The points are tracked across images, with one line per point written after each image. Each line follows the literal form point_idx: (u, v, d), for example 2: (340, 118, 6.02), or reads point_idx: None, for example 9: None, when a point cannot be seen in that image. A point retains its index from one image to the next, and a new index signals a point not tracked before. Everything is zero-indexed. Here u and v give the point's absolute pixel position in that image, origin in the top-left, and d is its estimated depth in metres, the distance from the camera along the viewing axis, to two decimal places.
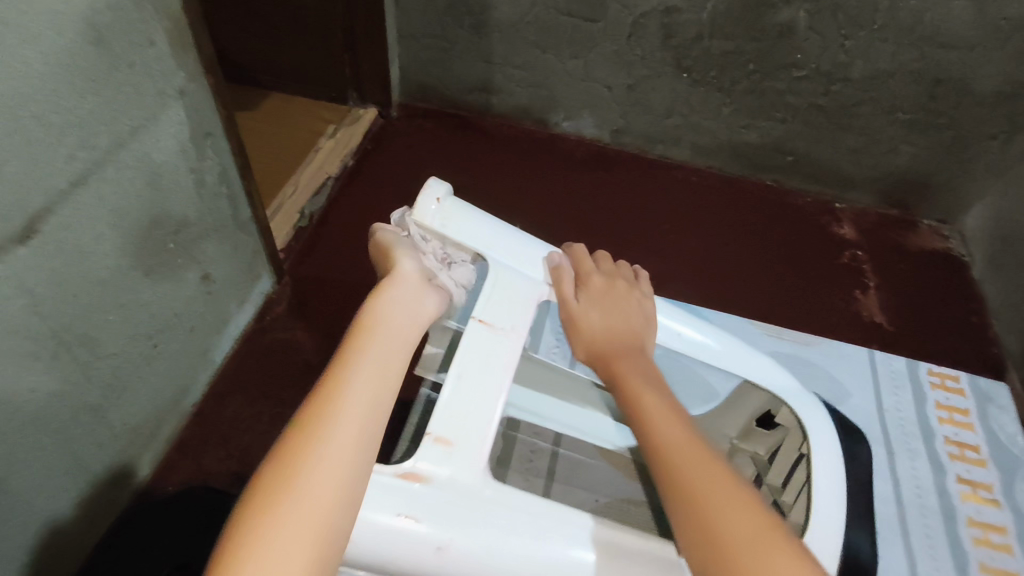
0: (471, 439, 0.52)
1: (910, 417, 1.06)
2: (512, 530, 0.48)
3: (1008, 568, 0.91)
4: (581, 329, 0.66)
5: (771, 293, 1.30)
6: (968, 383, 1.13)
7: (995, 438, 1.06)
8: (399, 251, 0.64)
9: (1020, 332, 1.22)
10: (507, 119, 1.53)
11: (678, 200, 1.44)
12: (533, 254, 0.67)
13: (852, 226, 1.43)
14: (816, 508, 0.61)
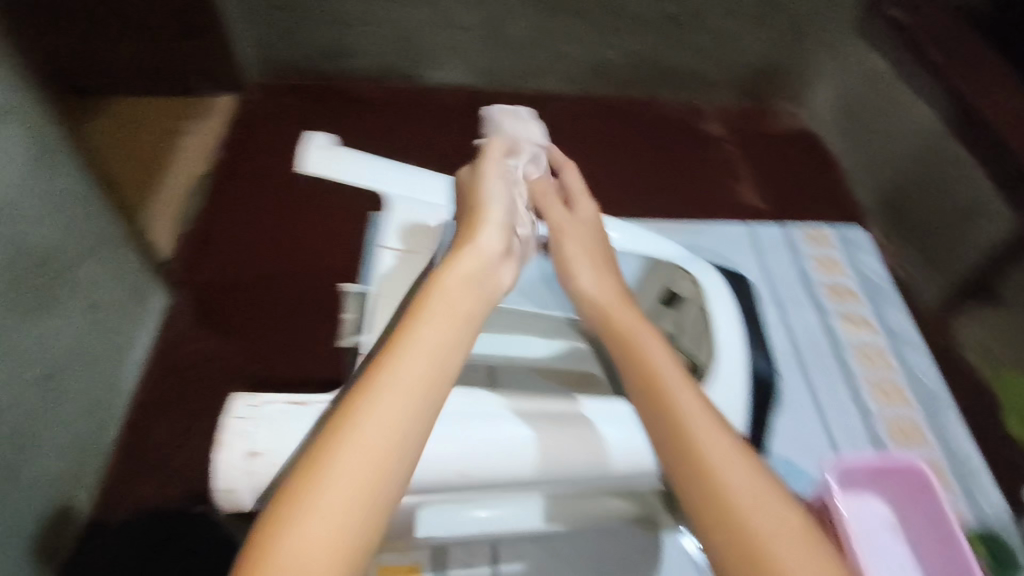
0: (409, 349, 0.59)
1: (791, 274, 1.09)
2: (462, 424, 0.54)
3: (892, 381, 0.99)
4: (582, 273, 0.67)
5: (659, 199, 1.38)
6: (836, 234, 1.17)
7: (861, 273, 1.12)
8: (493, 190, 0.62)
9: (875, 187, 1.37)
10: (375, 81, 1.49)
11: (557, 129, 1.47)
12: (427, 184, 0.77)
13: (720, 124, 1.53)
14: (719, 360, 0.68)
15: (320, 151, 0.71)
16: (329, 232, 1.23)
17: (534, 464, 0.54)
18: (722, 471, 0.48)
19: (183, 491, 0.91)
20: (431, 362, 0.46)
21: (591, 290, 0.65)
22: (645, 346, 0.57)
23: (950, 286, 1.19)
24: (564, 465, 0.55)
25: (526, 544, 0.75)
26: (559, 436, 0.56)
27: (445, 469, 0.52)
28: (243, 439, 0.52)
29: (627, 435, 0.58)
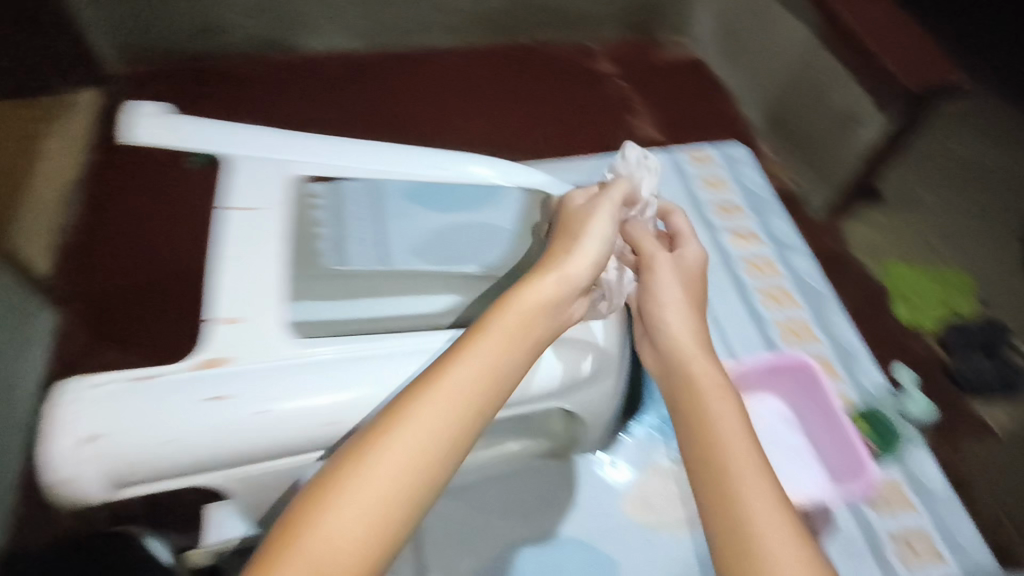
0: (260, 310, 0.54)
1: (680, 198, 1.12)
2: (328, 368, 0.52)
3: (778, 284, 1.03)
4: (673, 318, 0.65)
5: (558, 140, 1.37)
6: (721, 152, 1.18)
7: (744, 188, 1.15)
8: (595, 218, 0.61)
9: (759, 105, 1.41)
10: (250, 56, 1.39)
11: (449, 84, 1.43)
12: (266, 139, 0.66)
13: (610, 60, 1.53)
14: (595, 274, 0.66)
15: (147, 119, 0.64)
16: (210, 219, 1.16)
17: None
18: (730, 444, 0.54)
19: None
20: (485, 385, 0.50)
21: (677, 331, 0.64)
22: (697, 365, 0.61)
23: (833, 192, 1.26)
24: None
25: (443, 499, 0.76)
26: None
27: (310, 422, 0.50)
28: (75, 424, 0.46)
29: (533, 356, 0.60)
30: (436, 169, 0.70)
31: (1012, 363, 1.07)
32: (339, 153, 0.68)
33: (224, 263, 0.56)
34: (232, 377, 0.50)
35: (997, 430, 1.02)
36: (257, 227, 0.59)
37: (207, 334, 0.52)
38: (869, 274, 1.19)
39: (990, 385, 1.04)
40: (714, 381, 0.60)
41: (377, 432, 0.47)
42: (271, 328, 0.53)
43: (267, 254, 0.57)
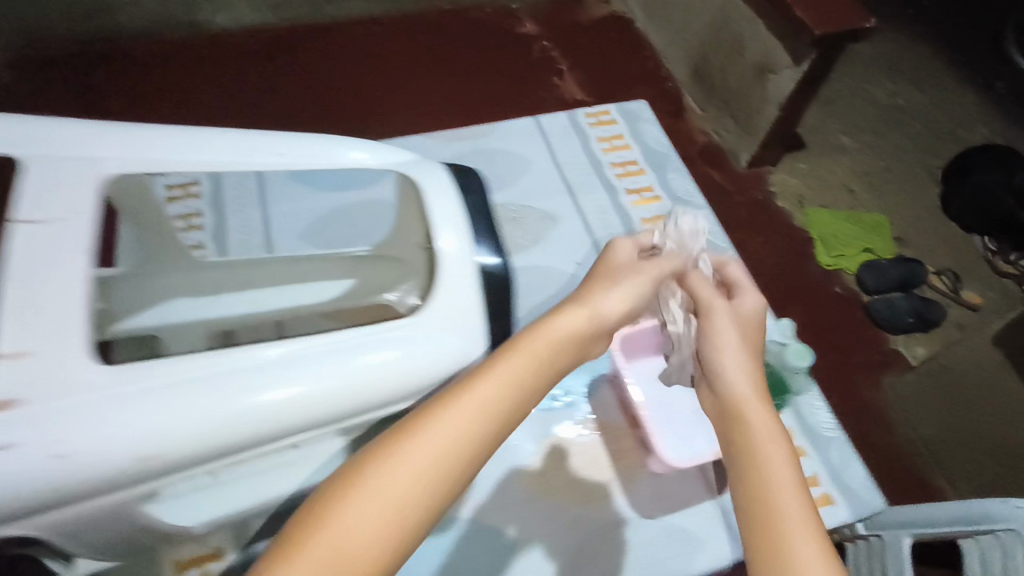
0: (63, 342, 0.42)
1: (579, 156, 0.95)
2: (147, 402, 0.42)
3: None
4: (730, 354, 0.52)
5: (482, 106, 1.32)
6: (618, 109, 1.01)
7: (645, 144, 0.98)
8: (626, 270, 0.57)
9: (683, 59, 1.40)
10: (149, 35, 1.30)
11: (365, 54, 1.37)
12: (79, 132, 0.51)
13: (532, 21, 1.49)
14: (441, 267, 0.54)
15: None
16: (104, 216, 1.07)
17: (285, 413, 0.45)
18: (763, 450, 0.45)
19: None
20: (509, 393, 0.44)
21: (736, 381, 0.51)
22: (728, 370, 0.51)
23: (756, 143, 1.25)
24: (326, 398, 0.46)
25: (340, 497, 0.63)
26: (320, 373, 0.46)
27: (123, 461, 0.41)
28: None
29: (410, 357, 0.49)
30: (280, 156, 0.55)
31: (923, 297, 1.11)
32: (177, 143, 0.53)
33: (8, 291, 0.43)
34: (30, 423, 0.39)
35: (912, 361, 1.06)
36: (54, 245, 0.45)
37: None
38: (791, 221, 1.21)
39: (905, 319, 1.08)
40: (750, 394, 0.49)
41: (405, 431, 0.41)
42: (77, 362, 0.42)
43: (65, 279, 0.44)
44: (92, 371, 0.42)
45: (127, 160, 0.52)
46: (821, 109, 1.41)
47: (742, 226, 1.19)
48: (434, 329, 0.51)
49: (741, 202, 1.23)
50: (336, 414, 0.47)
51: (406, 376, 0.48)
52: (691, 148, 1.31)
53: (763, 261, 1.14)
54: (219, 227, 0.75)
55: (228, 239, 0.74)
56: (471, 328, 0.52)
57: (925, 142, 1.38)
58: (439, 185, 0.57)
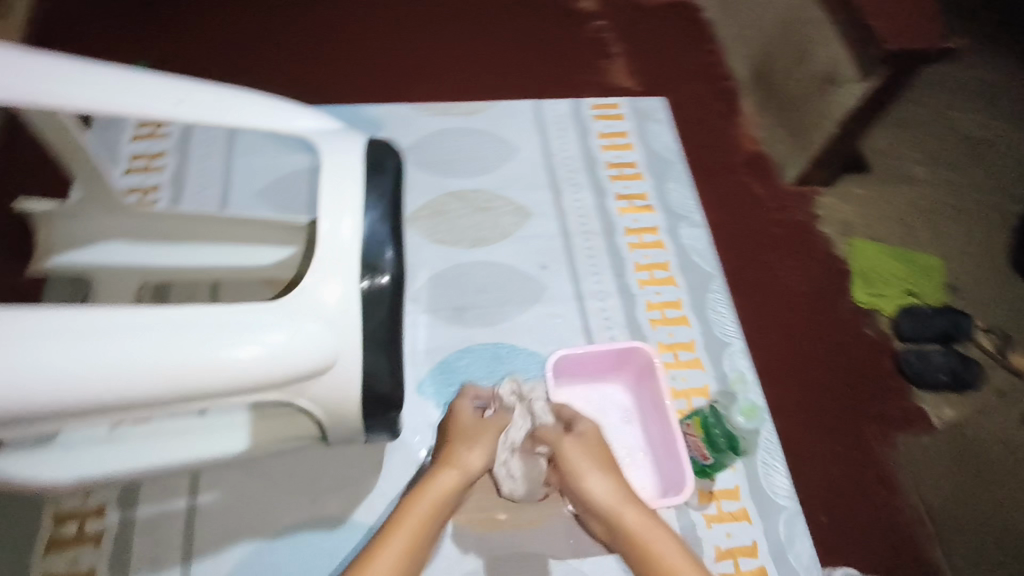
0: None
1: (573, 153, 0.88)
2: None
3: (662, 262, 0.81)
4: (591, 474, 0.60)
5: (519, 78, 1.25)
6: (628, 104, 0.94)
7: (650, 148, 0.91)
8: (462, 452, 0.61)
9: (746, 57, 1.29)
10: None
11: (411, 8, 1.32)
12: None
13: None
14: (319, 250, 0.46)
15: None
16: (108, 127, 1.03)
17: (114, 381, 0.40)
18: (649, 541, 0.56)
19: None
20: (422, 526, 0.55)
21: (598, 494, 0.59)
22: (598, 489, 0.59)
23: (807, 159, 1.14)
24: (164, 369, 0.41)
25: (230, 472, 0.63)
26: (165, 345, 0.41)
27: None
28: None
29: (297, 345, 0.44)
30: (177, 104, 0.50)
31: (964, 355, 1.00)
32: (95, 78, 0.48)
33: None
34: None
35: (936, 423, 0.95)
36: None
37: None
38: (825, 250, 1.10)
39: (937, 375, 0.97)
40: (625, 501, 0.59)
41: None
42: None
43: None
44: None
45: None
46: (891, 133, 1.28)
47: (770, 248, 1.09)
48: (310, 315, 0.45)
49: (779, 220, 1.12)
50: (176, 390, 0.42)
51: (266, 364, 0.43)
52: (735, 154, 1.20)
53: (782, 291, 1.04)
54: (178, 173, 0.76)
55: (184, 189, 0.75)
56: (351, 323, 0.46)
57: (1005, 185, 1.23)
58: (345, 156, 0.50)
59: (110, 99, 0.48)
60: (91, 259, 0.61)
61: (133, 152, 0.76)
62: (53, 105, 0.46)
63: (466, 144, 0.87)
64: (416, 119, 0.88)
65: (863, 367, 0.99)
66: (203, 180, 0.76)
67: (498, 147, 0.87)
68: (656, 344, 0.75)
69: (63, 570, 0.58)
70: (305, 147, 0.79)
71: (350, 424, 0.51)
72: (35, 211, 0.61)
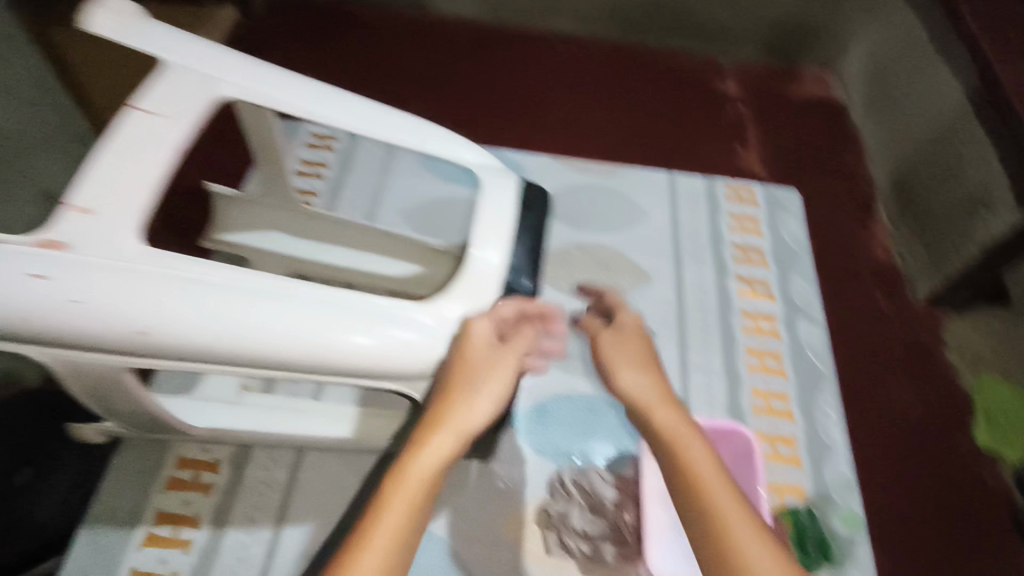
0: (120, 211, 0.44)
1: (699, 227, 0.89)
2: (155, 287, 0.43)
3: (775, 350, 0.78)
4: (626, 369, 0.54)
5: (651, 148, 1.28)
6: (763, 191, 0.93)
7: (778, 237, 0.89)
8: (456, 409, 0.45)
9: (890, 162, 1.25)
10: (380, 5, 1.43)
11: (561, 67, 1.40)
12: (217, 54, 0.54)
13: (736, 80, 1.42)
14: (467, 271, 0.50)
15: (110, 13, 0.52)
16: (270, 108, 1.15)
17: (268, 344, 0.44)
18: (685, 453, 0.47)
19: None
20: (404, 513, 0.41)
21: (633, 389, 0.53)
22: (635, 385, 0.53)
23: (942, 280, 1.08)
24: (312, 343, 0.45)
25: (332, 459, 0.67)
26: (316, 322, 0.45)
27: (113, 327, 0.42)
28: None
29: (427, 348, 0.47)
30: (368, 121, 0.56)
31: None
32: (304, 88, 0.55)
33: (103, 162, 0.46)
34: (71, 265, 0.42)
35: None
36: (150, 134, 0.48)
37: (55, 215, 0.44)
38: (949, 377, 1.02)
39: None
40: (659, 399, 0.51)
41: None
42: (121, 232, 0.44)
43: (143, 174, 0.46)
44: (126, 245, 0.43)
45: (236, 83, 0.53)
46: None
47: (890, 364, 1.02)
48: (444, 323, 0.48)
49: (901, 336, 1.06)
50: (317, 364, 0.46)
51: (402, 355, 0.47)
52: (863, 259, 1.15)
53: (895, 413, 0.97)
54: (338, 183, 0.84)
55: (343, 194, 0.83)
56: None
57: None
58: (500, 193, 0.55)
59: (311, 106, 0.54)
60: (256, 242, 0.69)
61: (305, 158, 0.85)
62: (269, 103, 0.54)
63: (596, 202, 0.90)
64: (554, 169, 0.92)
65: (977, 512, 0.90)
66: (359, 189, 0.83)
67: (629, 209, 0.90)
68: (755, 431, 0.72)
69: (175, 510, 0.63)
70: (457, 180, 0.85)
71: None
72: (217, 193, 0.69)
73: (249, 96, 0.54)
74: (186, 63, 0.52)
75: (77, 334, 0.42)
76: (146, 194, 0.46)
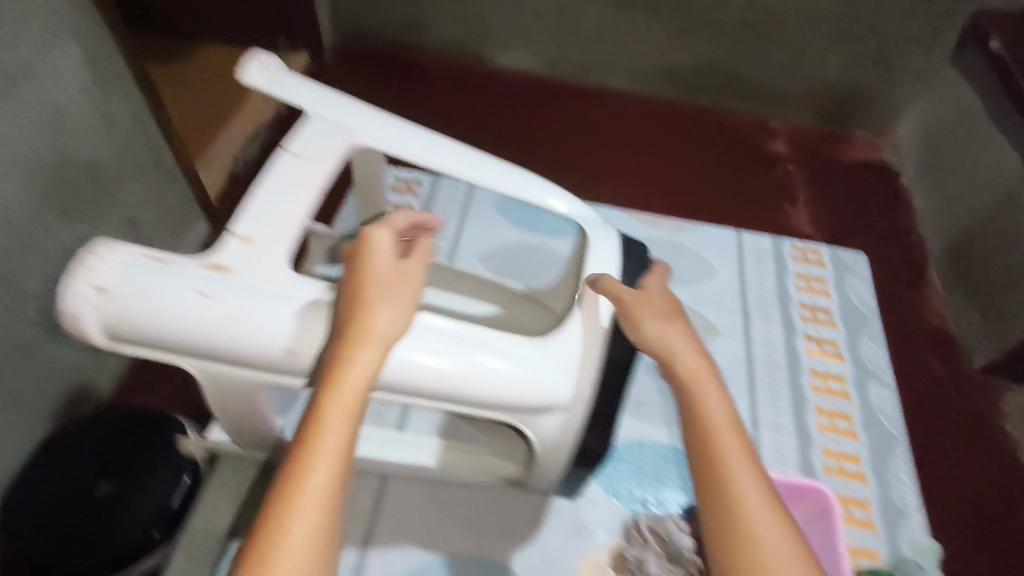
0: (273, 242, 0.51)
1: (768, 286, 0.90)
2: (303, 313, 0.49)
3: (844, 411, 0.78)
4: (651, 320, 0.52)
5: (701, 203, 1.31)
6: (830, 254, 0.95)
7: (846, 301, 0.90)
8: (372, 321, 0.47)
9: (945, 229, 1.25)
10: (444, 57, 1.51)
11: (615, 123, 1.44)
12: (346, 104, 0.60)
13: (786, 141, 1.45)
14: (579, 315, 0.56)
15: (262, 65, 0.57)
16: None
17: (397, 371, 0.50)
18: (713, 414, 0.49)
19: (188, 397, 0.95)
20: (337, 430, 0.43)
21: (654, 337, 0.52)
22: (665, 334, 0.52)
23: (1001, 348, 1.06)
24: (433, 371, 0.50)
25: (413, 489, 0.71)
26: (439, 353, 0.50)
27: (270, 347, 0.48)
28: (89, 273, 0.47)
29: (533, 378, 0.51)
30: (484, 171, 0.62)
31: None
32: (420, 138, 0.61)
33: (258, 197, 0.53)
34: (232, 286, 0.48)
35: None
36: (300, 175, 0.55)
37: (222, 241, 0.51)
38: (1010, 451, 0.99)
39: None
40: (684, 346, 0.52)
41: (270, 523, 0.41)
42: (277, 262, 0.50)
43: (295, 211, 0.53)
44: (281, 274, 0.50)
45: (365, 132, 0.59)
46: None
47: (946, 434, 1.00)
48: (546, 355, 0.52)
49: (958, 405, 1.04)
50: (436, 391, 0.51)
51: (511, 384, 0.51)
52: (918, 325, 1.14)
53: (952, 484, 0.95)
54: None
55: (423, 234, 0.90)
56: (587, 372, 0.54)
57: None
58: (605, 254, 0.61)
59: (426, 155, 0.60)
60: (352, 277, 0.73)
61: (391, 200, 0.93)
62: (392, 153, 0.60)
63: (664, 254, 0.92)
64: (622, 221, 0.96)
65: None
66: (439, 231, 0.91)
67: (696, 264, 0.92)
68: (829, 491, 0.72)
69: None
70: (528, 224, 0.93)
71: (555, 458, 0.59)
72: (315, 231, 0.75)
73: (381, 144, 0.60)
74: (325, 115, 0.59)
75: (232, 348, 0.48)
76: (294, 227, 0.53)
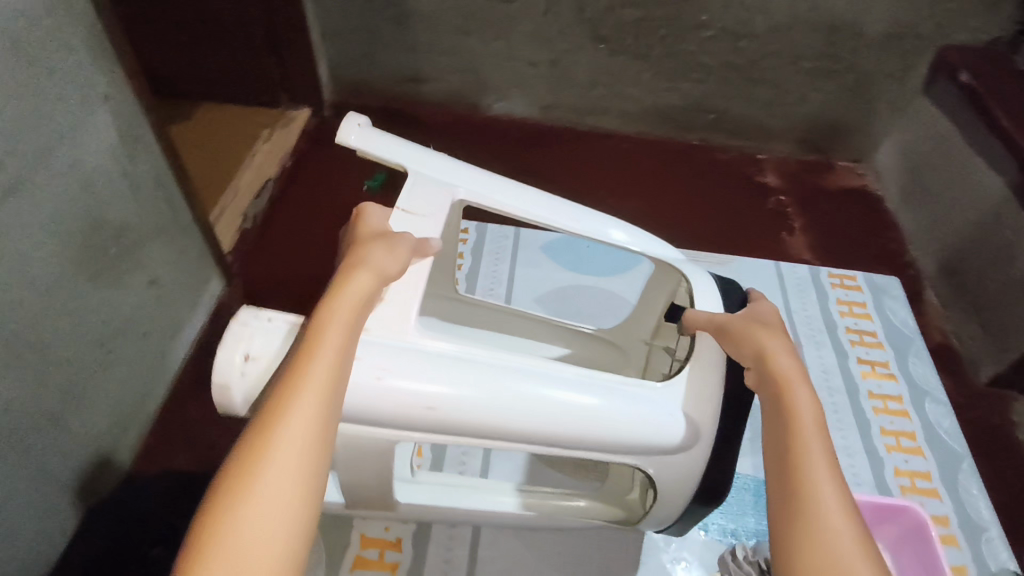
0: (405, 304, 0.56)
1: (815, 315, 1.02)
2: (458, 370, 0.54)
3: (907, 430, 0.89)
4: (763, 331, 0.57)
5: (697, 234, 1.35)
6: (865, 279, 1.09)
7: (887, 322, 1.03)
8: (375, 256, 0.54)
9: (937, 251, 1.30)
10: (442, 106, 1.54)
11: (612, 160, 1.49)
12: (443, 162, 0.67)
13: (775, 174, 1.51)
14: (700, 350, 0.62)
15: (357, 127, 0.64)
16: (350, 199, 1.30)
17: (535, 416, 0.54)
18: (798, 410, 0.50)
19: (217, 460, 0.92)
20: (346, 326, 0.49)
21: (746, 343, 0.57)
22: (766, 340, 0.56)
23: (1005, 361, 1.10)
24: (559, 411, 0.55)
25: (504, 536, 0.76)
26: (566, 392, 0.56)
27: (418, 404, 0.53)
28: (240, 345, 0.56)
29: (638, 410, 0.57)
30: (576, 220, 0.69)
31: None
32: (514, 196, 0.68)
33: None
34: None
35: None
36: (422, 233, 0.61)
37: None
38: None
39: None
40: (779, 348, 0.55)
41: (269, 407, 0.44)
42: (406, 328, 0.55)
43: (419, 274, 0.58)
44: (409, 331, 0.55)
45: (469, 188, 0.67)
46: None
47: None
48: (646, 387, 0.59)
49: (972, 419, 1.07)
50: (568, 432, 0.55)
51: (619, 419, 0.56)
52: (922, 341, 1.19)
53: None
54: (473, 273, 0.96)
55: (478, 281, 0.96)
56: (707, 406, 0.59)
57: None
58: (703, 291, 0.67)
59: (513, 203, 0.68)
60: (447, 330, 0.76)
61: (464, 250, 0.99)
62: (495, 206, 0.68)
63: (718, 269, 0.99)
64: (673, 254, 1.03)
65: None
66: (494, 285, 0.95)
67: None
68: None
69: None
70: (569, 264, 1.00)
71: (674, 502, 0.65)
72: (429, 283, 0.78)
73: (476, 197, 0.67)
74: (423, 170, 0.66)
75: (368, 409, 0.53)
76: (412, 272, 0.58)
